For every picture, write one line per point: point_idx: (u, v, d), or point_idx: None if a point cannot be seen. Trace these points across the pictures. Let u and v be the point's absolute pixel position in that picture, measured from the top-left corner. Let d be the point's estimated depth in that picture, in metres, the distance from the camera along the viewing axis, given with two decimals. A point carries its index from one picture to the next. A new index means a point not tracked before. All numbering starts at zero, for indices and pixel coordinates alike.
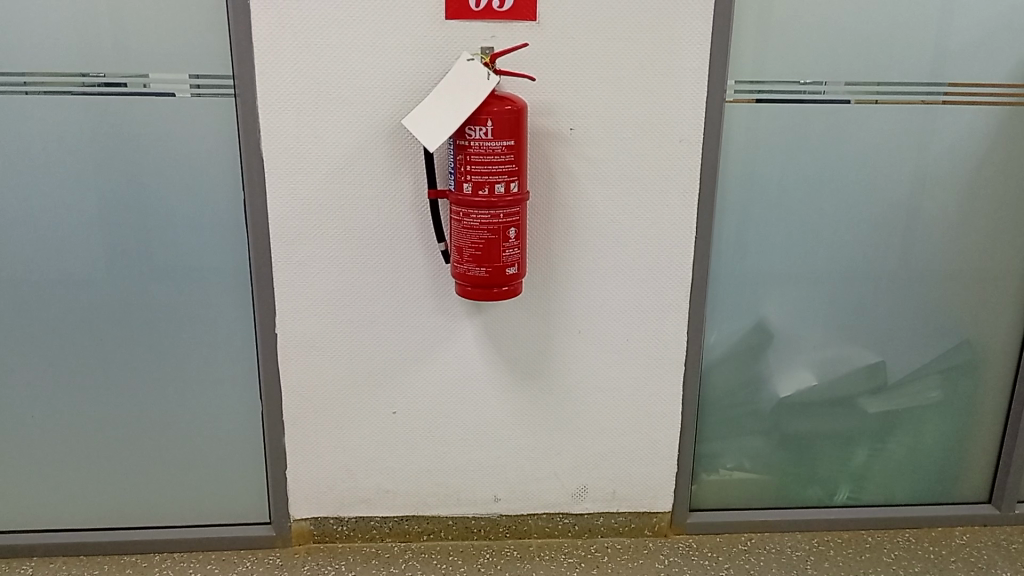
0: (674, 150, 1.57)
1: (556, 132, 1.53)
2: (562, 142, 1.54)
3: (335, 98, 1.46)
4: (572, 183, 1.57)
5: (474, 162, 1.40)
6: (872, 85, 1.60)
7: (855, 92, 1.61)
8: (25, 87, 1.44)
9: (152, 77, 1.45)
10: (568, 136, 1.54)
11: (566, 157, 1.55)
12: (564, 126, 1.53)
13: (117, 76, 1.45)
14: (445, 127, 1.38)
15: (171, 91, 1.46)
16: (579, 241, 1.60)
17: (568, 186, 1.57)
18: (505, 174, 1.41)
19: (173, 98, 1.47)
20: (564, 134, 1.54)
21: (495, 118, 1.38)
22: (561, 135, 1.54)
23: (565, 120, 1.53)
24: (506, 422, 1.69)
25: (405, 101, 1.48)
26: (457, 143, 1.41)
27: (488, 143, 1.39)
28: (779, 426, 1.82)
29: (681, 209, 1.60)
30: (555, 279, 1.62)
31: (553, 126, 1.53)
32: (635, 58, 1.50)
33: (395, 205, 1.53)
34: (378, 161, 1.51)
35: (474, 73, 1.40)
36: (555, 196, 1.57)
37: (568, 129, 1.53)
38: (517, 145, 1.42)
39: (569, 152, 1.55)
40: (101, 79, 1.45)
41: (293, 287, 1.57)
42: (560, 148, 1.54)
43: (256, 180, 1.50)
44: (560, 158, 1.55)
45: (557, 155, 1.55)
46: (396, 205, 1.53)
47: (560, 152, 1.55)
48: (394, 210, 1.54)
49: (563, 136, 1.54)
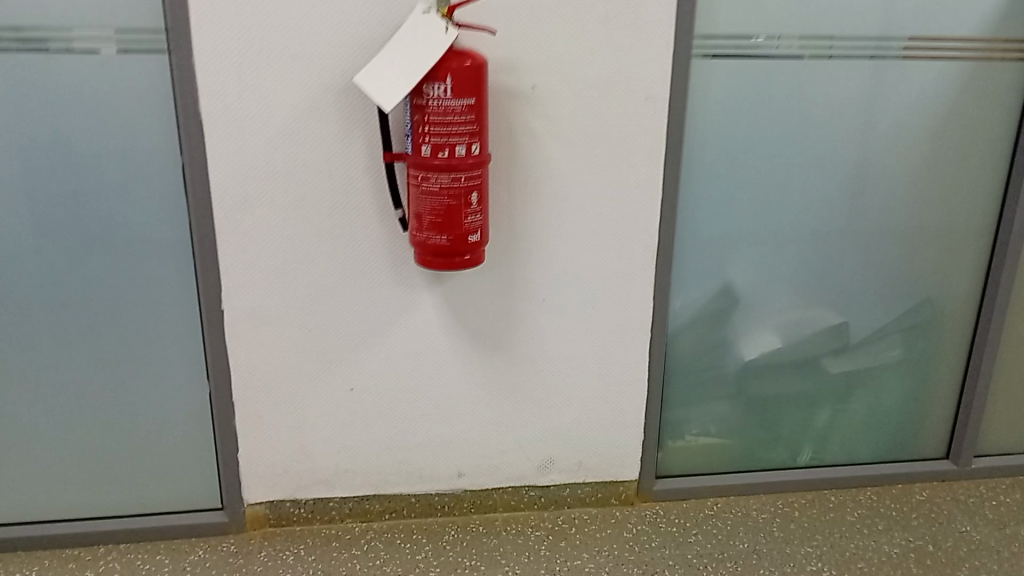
0: (639, 108, 1.50)
1: (516, 90, 1.45)
2: (523, 102, 1.46)
3: (279, 55, 1.36)
4: (534, 145, 1.50)
5: (432, 124, 1.32)
6: (824, 40, 1.56)
7: (807, 47, 1.56)
8: None
9: (75, 33, 1.32)
10: (529, 95, 1.46)
11: (527, 117, 1.47)
12: (524, 84, 1.45)
13: (36, 32, 1.32)
14: (400, 87, 1.29)
15: (95, 48, 1.33)
16: (543, 206, 1.53)
17: (530, 148, 1.50)
18: (466, 136, 1.33)
19: (98, 56, 1.34)
20: (524, 93, 1.46)
21: (455, 75, 1.30)
22: (522, 93, 1.46)
23: (526, 77, 1.45)
24: (469, 395, 1.63)
25: (355, 58, 1.38)
26: (414, 103, 1.32)
27: (448, 103, 1.30)
28: (744, 390, 1.80)
29: (647, 171, 1.55)
30: (517, 246, 1.55)
31: (513, 83, 1.45)
32: (599, 12, 1.43)
33: (347, 170, 1.44)
34: (328, 123, 1.41)
35: (430, 28, 1.31)
36: (517, 159, 1.50)
37: (529, 87, 1.46)
38: (478, 104, 1.34)
39: (531, 112, 1.47)
40: (19, 35, 1.32)
41: (239, 259, 1.47)
42: (520, 107, 1.47)
43: (195, 145, 1.39)
44: (520, 118, 1.47)
45: (518, 115, 1.47)
46: (348, 170, 1.44)
47: (521, 112, 1.47)
48: (346, 175, 1.44)
49: (523, 95, 1.46)
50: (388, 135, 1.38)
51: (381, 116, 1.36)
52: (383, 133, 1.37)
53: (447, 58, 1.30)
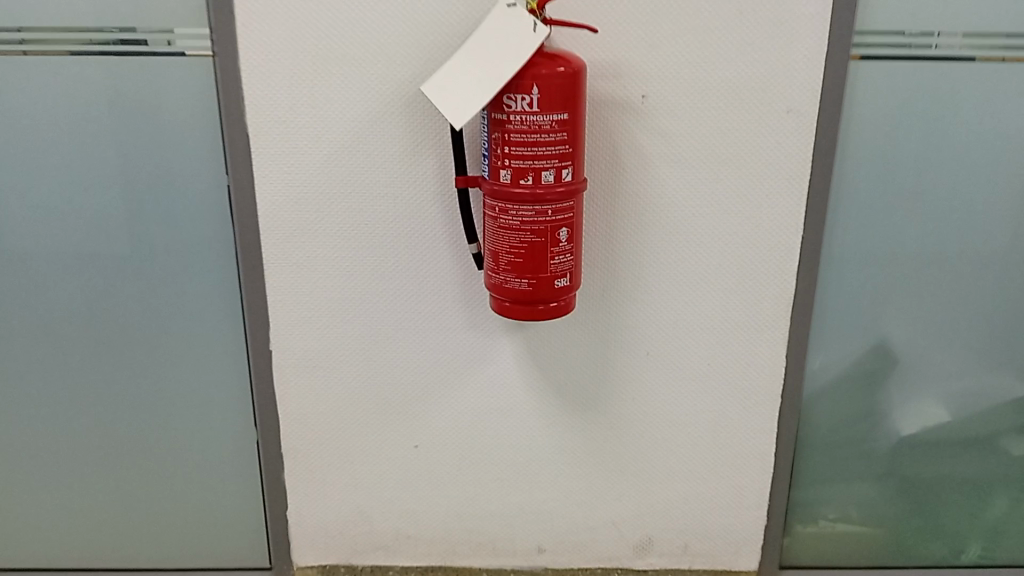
0: (778, 124, 1.20)
1: (620, 101, 1.17)
2: (629, 115, 1.18)
3: (338, 59, 1.14)
4: (643, 168, 1.21)
5: (513, 145, 1.06)
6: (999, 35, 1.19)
7: (977, 46, 1.20)
8: (22, 46, 1.15)
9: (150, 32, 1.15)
10: (636, 107, 1.18)
11: (634, 134, 1.19)
12: (632, 93, 1.17)
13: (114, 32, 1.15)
14: (477, 100, 1.04)
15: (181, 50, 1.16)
16: (650, 242, 1.25)
17: (637, 170, 1.22)
18: (556, 160, 1.07)
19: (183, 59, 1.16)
20: (631, 104, 1.18)
21: (543, 84, 1.03)
22: (628, 104, 1.18)
23: (634, 85, 1.17)
24: (554, 461, 1.37)
25: (426, 63, 1.14)
26: (492, 119, 1.07)
27: (533, 119, 1.04)
28: (896, 471, 1.45)
29: (785, 202, 1.23)
30: (617, 289, 1.27)
31: (617, 93, 1.17)
32: (730, 1, 1.13)
33: (415, 196, 1.21)
34: (394, 140, 1.18)
35: (516, 27, 1.05)
36: (619, 185, 1.22)
37: (637, 98, 1.17)
38: (572, 120, 1.07)
39: (638, 128, 1.19)
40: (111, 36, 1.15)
41: (290, 295, 1.26)
42: (625, 122, 1.19)
43: (242, 163, 1.19)
44: (625, 135, 1.20)
45: (622, 131, 1.19)
46: (416, 196, 1.21)
47: (626, 128, 1.19)
48: (413, 202, 1.21)
49: (630, 107, 1.18)
50: (461, 157, 1.13)
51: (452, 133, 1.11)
52: (454, 153, 1.13)
53: (534, 63, 1.04)
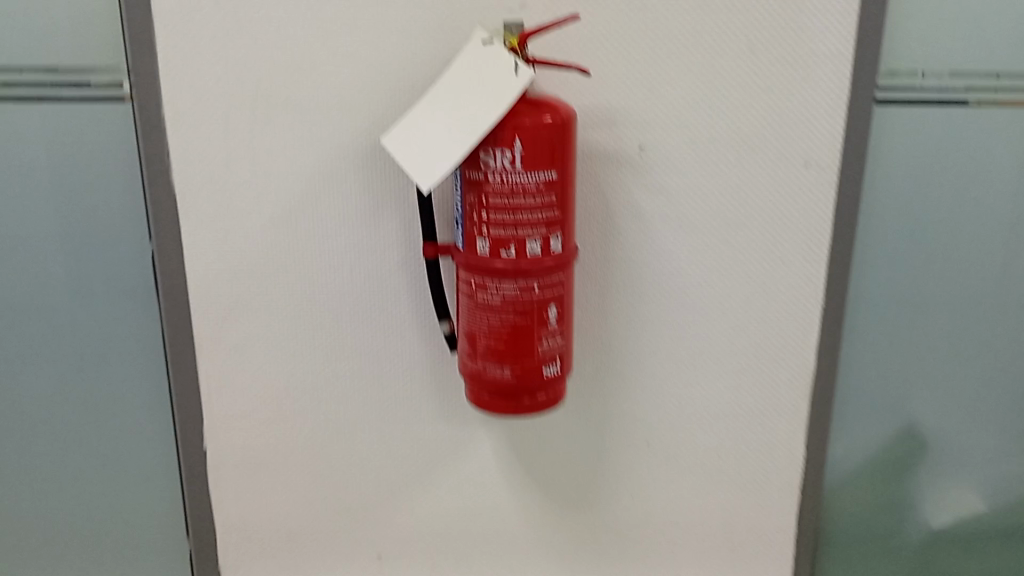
0: (796, 179, 1.04)
1: (615, 154, 1.01)
2: (626, 170, 1.02)
3: (283, 107, 0.96)
4: (640, 230, 1.05)
5: (492, 210, 0.89)
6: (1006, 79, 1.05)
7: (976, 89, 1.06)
8: None
9: (70, 73, 0.96)
10: (634, 161, 1.02)
11: (631, 192, 1.03)
12: (628, 146, 1.01)
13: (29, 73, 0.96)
14: (449, 158, 0.87)
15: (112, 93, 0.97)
16: (649, 315, 1.08)
17: (634, 234, 1.05)
18: (543, 227, 0.90)
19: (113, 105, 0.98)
20: (627, 158, 1.02)
21: (527, 138, 0.86)
22: (624, 158, 1.02)
23: (631, 136, 1.01)
24: (539, 568, 1.18)
25: (389, 111, 0.96)
26: (467, 179, 0.90)
27: (516, 178, 0.87)
28: (926, 567, 1.28)
29: (804, 267, 1.07)
30: (611, 369, 1.10)
31: (611, 145, 1.01)
32: (740, 39, 0.99)
33: (375, 267, 1.03)
34: (350, 202, 1.00)
35: (496, 71, 0.88)
36: (614, 251, 1.06)
37: (635, 151, 1.01)
38: (561, 180, 0.90)
39: (636, 185, 1.03)
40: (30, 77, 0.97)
41: (228, 381, 1.07)
42: (621, 179, 1.03)
43: (168, 230, 1.00)
44: (621, 193, 1.03)
45: (617, 189, 1.03)
46: (376, 266, 1.03)
47: (622, 185, 1.03)
48: (374, 273, 1.03)
49: (626, 162, 1.02)
50: (430, 221, 0.96)
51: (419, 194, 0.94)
52: (421, 217, 0.95)
53: (516, 113, 0.87)
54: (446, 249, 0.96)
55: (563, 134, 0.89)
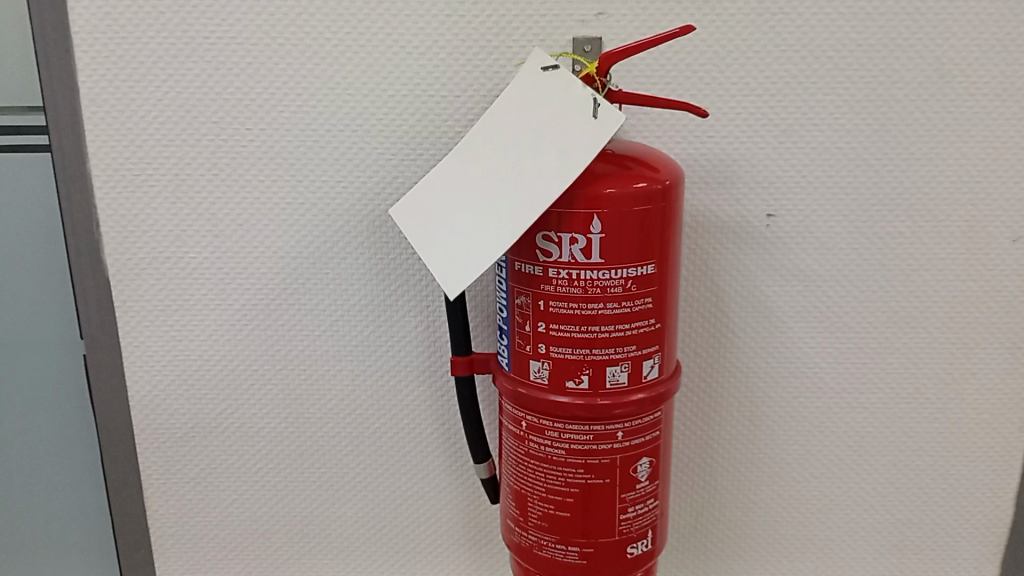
0: (999, 259, 0.71)
1: (733, 223, 0.71)
2: (747, 243, 0.71)
3: (256, 159, 0.68)
4: (764, 329, 0.73)
5: (554, 322, 0.58)
6: None
7: None
8: None
9: None
10: (759, 232, 0.71)
11: (754, 275, 0.72)
12: (751, 210, 0.70)
13: None
14: (493, 247, 0.56)
15: None
16: (772, 445, 0.77)
17: (754, 334, 0.74)
18: (632, 346, 0.59)
19: None
20: (750, 228, 0.71)
21: (611, 216, 0.56)
22: (745, 228, 0.71)
23: (756, 198, 0.70)
24: None
25: (404, 163, 0.67)
26: (516, 272, 0.59)
27: (593, 276, 0.56)
28: None
29: (1001, 382, 0.75)
30: (716, 515, 0.79)
31: (728, 210, 0.70)
32: (925, 57, 0.66)
33: (388, 377, 0.73)
34: (352, 289, 0.71)
35: (562, 114, 0.58)
36: (726, 355, 0.74)
37: (761, 218, 0.70)
38: (660, 273, 0.59)
39: (762, 265, 0.72)
40: None
41: (186, 530, 0.78)
42: (740, 257, 0.71)
43: (102, 328, 0.71)
44: (739, 277, 0.72)
45: (733, 270, 0.72)
46: (389, 376, 0.73)
47: (742, 265, 0.72)
48: (385, 386, 0.73)
49: (748, 233, 0.71)
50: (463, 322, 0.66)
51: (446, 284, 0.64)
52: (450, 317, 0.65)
53: (594, 177, 0.56)
54: (485, 363, 0.66)
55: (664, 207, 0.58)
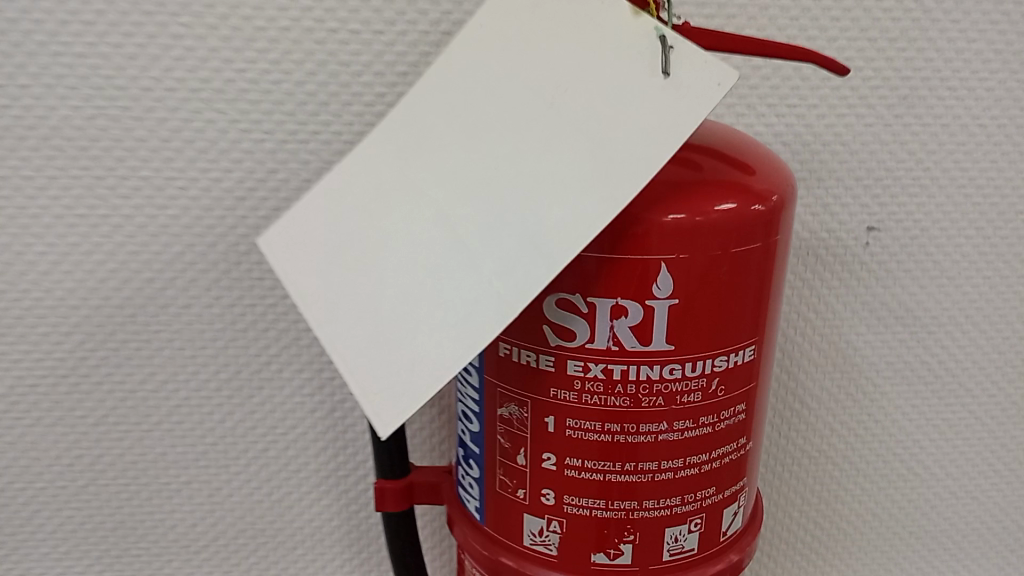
0: None
1: (812, 244, 0.46)
2: (831, 273, 0.46)
3: (14, 141, 0.39)
4: (845, 399, 0.49)
5: (576, 457, 0.31)
6: None
7: None
8: None
9: None
10: (851, 256, 0.46)
11: (838, 318, 0.47)
12: (840, 224, 0.45)
13: None
14: (471, 333, 0.29)
15: None
16: (839, 555, 0.54)
17: (829, 407, 0.50)
18: (710, 490, 0.33)
19: None
20: (836, 251, 0.46)
21: (692, 267, 0.29)
22: (832, 250, 0.46)
23: (849, 206, 0.45)
24: None
25: (284, 148, 0.40)
26: (502, 361, 0.32)
27: (653, 378, 0.30)
28: None
29: None
30: None
31: (806, 223, 0.45)
32: None
33: (284, 466, 0.46)
34: (207, 351, 0.44)
35: (583, 62, 0.30)
36: (786, 432, 0.50)
37: (856, 236, 0.45)
38: (760, 357, 0.33)
39: (849, 305, 0.47)
40: None
41: None
42: (819, 293, 0.47)
43: None
44: (816, 321, 0.47)
45: (806, 311, 0.47)
46: (283, 466, 0.46)
47: (821, 304, 0.47)
48: (276, 479, 0.47)
49: (834, 257, 0.46)
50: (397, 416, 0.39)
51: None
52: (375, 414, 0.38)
53: (663, 193, 0.29)
54: (433, 488, 0.40)
55: (774, 243, 0.32)
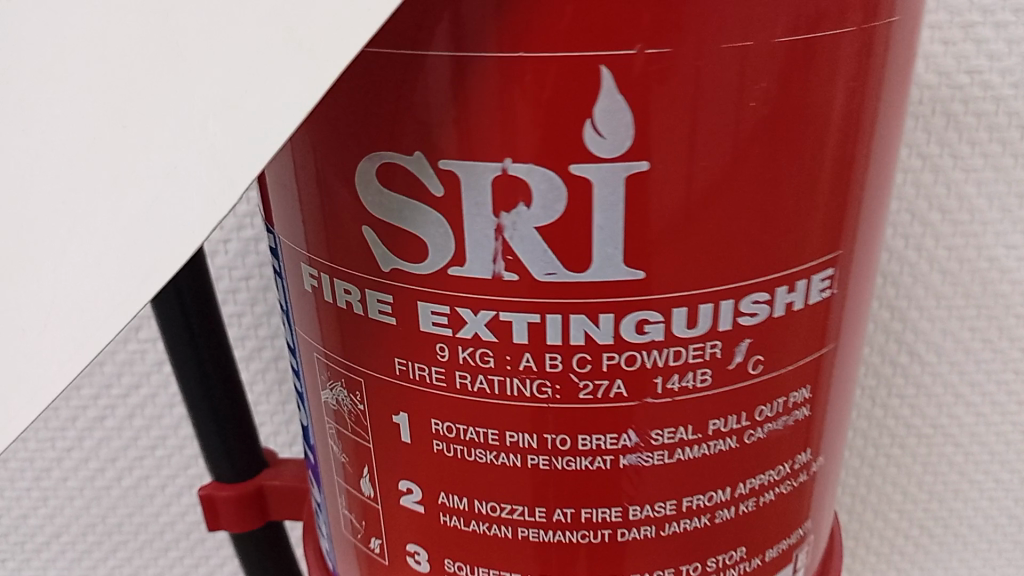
0: None
1: (946, 97, 0.25)
2: (972, 145, 0.26)
3: None
4: (979, 355, 0.30)
5: (456, 495, 0.16)
6: None
7: None
8: None
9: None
10: (1008, 117, 0.25)
11: (978, 221, 0.27)
12: (991, 61, 0.25)
13: None
14: (105, 267, 0.12)
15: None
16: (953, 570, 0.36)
17: (951, 367, 0.30)
18: (737, 552, 0.17)
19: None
20: (981, 106, 0.25)
21: (683, 85, 0.12)
22: (972, 105, 0.25)
23: (1011, 28, 0.24)
24: None
25: None
26: (314, 303, 0.16)
27: (598, 345, 0.14)
28: None
29: None
30: None
31: (932, 58, 0.25)
32: None
33: (131, 440, 0.33)
34: None
35: None
36: (883, 406, 0.31)
37: (1017, 82, 0.25)
38: (853, 295, 0.16)
39: (997, 201, 0.27)
40: None
41: None
42: (949, 178, 0.26)
43: None
44: (940, 224, 0.27)
45: (927, 210, 0.27)
46: (129, 441, 0.33)
47: (953, 199, 0.27)
48: (124, 459, 0.33)
49: (975, 117, 0.25)
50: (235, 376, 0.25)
51: (172, 284, 0.22)
52: (189, 372, 0.24)
53: None
54: (301, 494, 0.25)
55: (891, 41, 0.14)
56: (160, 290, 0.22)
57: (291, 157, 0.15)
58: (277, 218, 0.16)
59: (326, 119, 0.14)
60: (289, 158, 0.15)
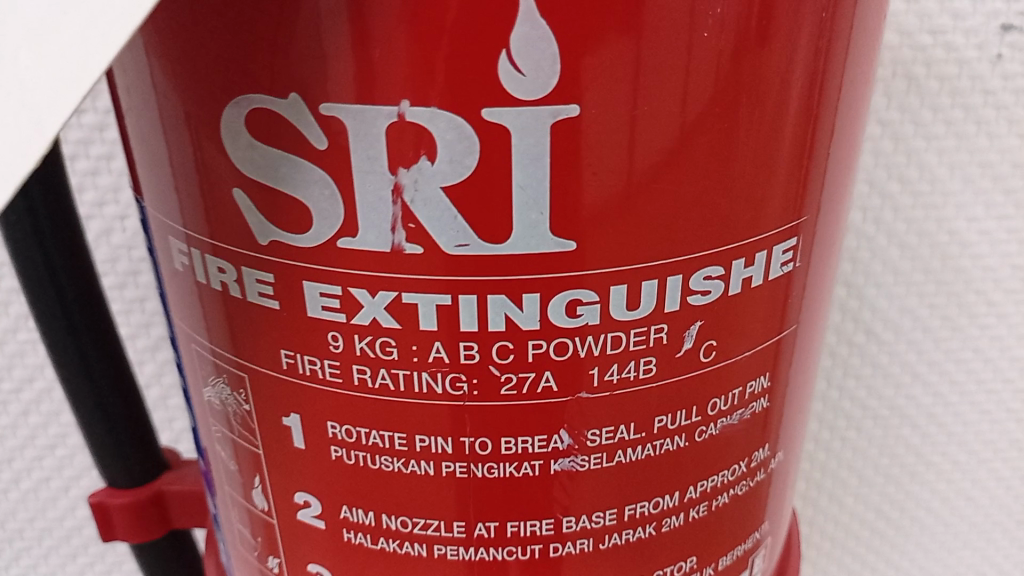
0: None
1: (907, 58, 0.23)
2: (934, 110, 0.24)
3: None
4: (938, 333, 0.28)
5: (361, 509, 0.13)
6: None
7: None
8: None
9: None
10: (971, 80, 0.24)
11: (939, 193, 0.25)
12: (955, 20, 0.23)
13: None
14: None
15: None
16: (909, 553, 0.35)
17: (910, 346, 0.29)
18: (687, 562, 0.15)
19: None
20: (944, 69, 0.23)
21: (622, 8, 0.10)
22: (936, 67, 0.23)
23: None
24: None
25: None
26: (186, 283, 0.13)
27: (522, 331, 0.12)
28: None
29: None
30: None
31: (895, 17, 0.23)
32: None
33: (27, 438, 0.29)
34: None
35: None
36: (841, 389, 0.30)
37: (982, 42, 0.23)
38: (816, 269, 0.14)
39: (959, 169, 0.25)
40: None
41: None
42: (910, 147, 0.25)
43: None
44: (900, 196, 0.25)
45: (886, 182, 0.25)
46: (24, 441, 0.29)
47: (913, 167, 0.25)
48: (21, 460, 0.30)
49: (937, 81, 0.24)
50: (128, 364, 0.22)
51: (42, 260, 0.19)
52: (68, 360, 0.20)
53: None
54: (201, 497, 0.22)
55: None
56: (26, 263, 0.19)
57: (151, 104, 0.12)
58: (142, 183, 0.14)
59: (187, 54, 0.11)
60: (150, 107, 0.12)
